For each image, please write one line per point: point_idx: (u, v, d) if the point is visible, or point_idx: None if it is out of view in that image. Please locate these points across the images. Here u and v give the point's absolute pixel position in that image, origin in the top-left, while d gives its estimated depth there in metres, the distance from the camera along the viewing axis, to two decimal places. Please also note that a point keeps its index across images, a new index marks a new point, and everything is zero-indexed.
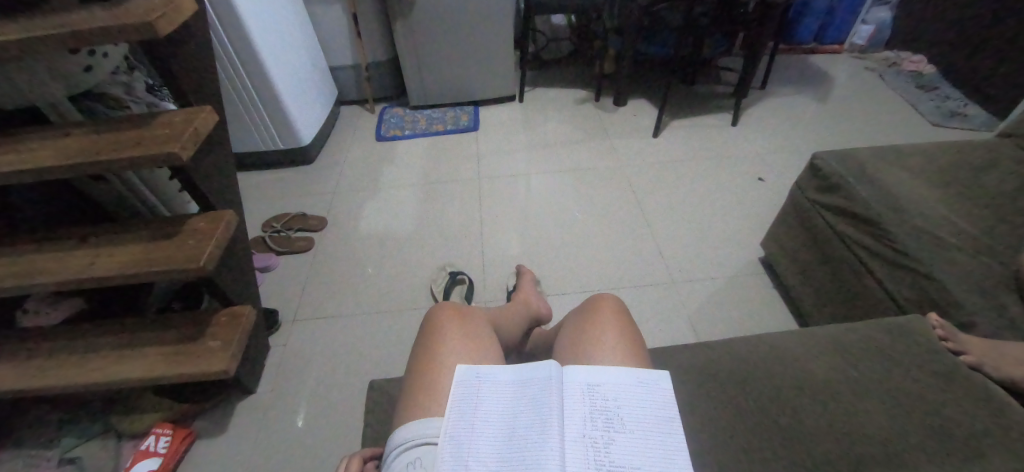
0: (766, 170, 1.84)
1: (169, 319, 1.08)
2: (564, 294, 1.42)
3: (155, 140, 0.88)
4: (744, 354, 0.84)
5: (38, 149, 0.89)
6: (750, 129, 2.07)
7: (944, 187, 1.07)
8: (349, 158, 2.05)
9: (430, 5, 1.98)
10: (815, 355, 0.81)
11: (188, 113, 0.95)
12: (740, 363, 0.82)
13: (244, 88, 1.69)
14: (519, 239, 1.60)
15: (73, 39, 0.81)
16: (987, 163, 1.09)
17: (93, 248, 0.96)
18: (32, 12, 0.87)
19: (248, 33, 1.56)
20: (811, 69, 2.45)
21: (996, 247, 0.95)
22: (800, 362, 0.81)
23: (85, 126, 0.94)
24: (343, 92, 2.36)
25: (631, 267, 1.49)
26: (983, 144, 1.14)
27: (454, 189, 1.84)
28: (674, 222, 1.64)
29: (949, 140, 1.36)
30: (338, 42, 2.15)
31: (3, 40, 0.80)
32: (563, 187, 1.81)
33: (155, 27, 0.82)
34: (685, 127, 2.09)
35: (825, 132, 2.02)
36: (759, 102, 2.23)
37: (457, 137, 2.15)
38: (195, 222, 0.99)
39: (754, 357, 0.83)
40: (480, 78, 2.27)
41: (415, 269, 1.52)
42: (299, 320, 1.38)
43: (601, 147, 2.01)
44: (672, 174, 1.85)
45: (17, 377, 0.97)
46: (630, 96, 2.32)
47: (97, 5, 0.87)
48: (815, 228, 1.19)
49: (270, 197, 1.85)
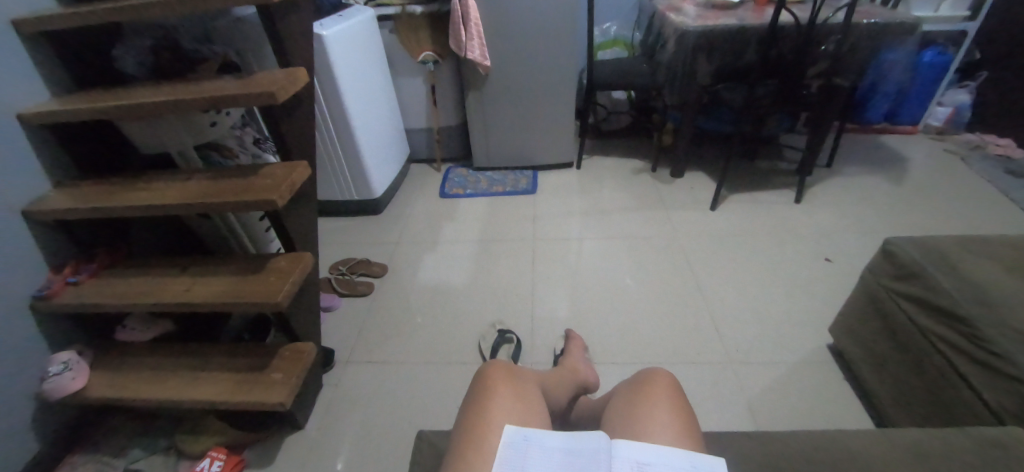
0: (833, 251, 1.76)
1: (239, 348, 1.16)
2: (614, 364, 1.38)
3: (259, 188, 1.01)
4: (813, 452, 0.78)
5: (164, 188, 1.04)
6: (816, 208, 2.00)
7: None
8: (413, 212, 2.18)
9: (502, 79, 2.17)
10: (893, 460, 0.74)
11: (287, 167, 1.08)
12: (809, 462, 0.76)
13: (333, 144, 1.88)
14: (568, 302, 1.61)
15: (208, 102, 0.96)
16: None
17: (191, 277, 1.08)
18: (182, 81, 1.06)
19: (342, 98, 1.75)
20: (882, 150, 2.38)
21: None
22: (875, 466, 0.74)
23: (204, 172, 1.09)
24: (414, 151, 2.56)
25: (683, 341, 1.44)
26: None
27: (509, 248, 1.89)
28: (731, 298, 1.59)
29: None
30: (415, 108, 2.37)
31: (156, 100, 0.97)
32: (617, 253, 1.82)
33: (274, 96, 0.96)
34: (745, 202, 2.07)
35: (902, 216, 1.92)
36: (825, 181, 2.18)
37: (515, 199, 2.23)
38: (279, 261, 1.09)
39: (824, 456, 0.77)
40: (542, 145, 2.38)
41: (466, 323, 1.55)
42: (352, 362, 1.43)
43: (657, 217, 2.02)
44: (731, 248, 1.81)
45: (107, 386, 1.07)
46: (687, 169, 2.35)
47: (231, 77, 1.05)
48: (893, 320, 1.12)
49: (338, 242, 1.99)
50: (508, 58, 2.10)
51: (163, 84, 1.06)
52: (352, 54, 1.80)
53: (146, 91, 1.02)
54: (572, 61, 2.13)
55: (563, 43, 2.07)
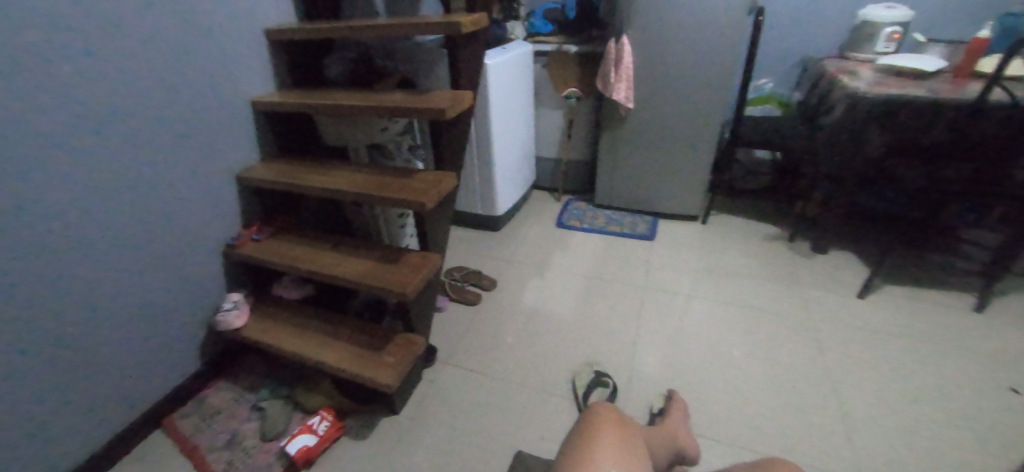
0: (1020, 381, 1.42)
1: (362, 325, 1.31)
2: (714, 440, 1.25)
3: (411, 189, 1.16)
4: None
5: (338, 176, 1.25)
6: (1002, 323, 1.65)
7: None
8: (530, 234, 2.26)
9: (640, 123, 2.18)
10: None
11: (438, 175, 1.24)
12: None
13: (470, 158, 2.02)
14: (675, 363, 1.50)
15: (389, 110, 1.15)
16: None
17: (340, 254, 1.26)
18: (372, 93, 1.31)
19: (491, 112, 1.88)
20: None
21: None
22: None
23: (370, 169, 1.29)
24: (540, 178, 2.66)
25: (797, 435, 1.27)
26: None
27: (618, 291, 1.85)
28: (869, 401, 1.37)
29: None
30: (550, 138, 2.49)
31: (352, 105, 1.18)
32: (737, 322, 1.68)
33: (443, 112, 1.11)
34: (899, 296, 1.79)
35: None
36: (1018, 292, 1.79)
37: (631, 242, 2.19)
38: (410, 257, 1.24)
39: None
40: (668, 192, 2.31)
41: (562, 354, 1.54)
42: (451, 364, 1.50)
43: (788, 292, 1.83)
44: (872, 347, 1.56)
45: (257, 329, 1.28)
46: (834, 246, 2.09)
47: (409, 93, 1.25)
48: None
49: (457, 250, 2.13)
50: (650, 100, 2.11)
51: (358, 93, 1.30)
52: (508, 82, 1.96)
53: (346, 97, 1.26)
54: (718, 113, 2.05)
55: (713, 94, 2.02)
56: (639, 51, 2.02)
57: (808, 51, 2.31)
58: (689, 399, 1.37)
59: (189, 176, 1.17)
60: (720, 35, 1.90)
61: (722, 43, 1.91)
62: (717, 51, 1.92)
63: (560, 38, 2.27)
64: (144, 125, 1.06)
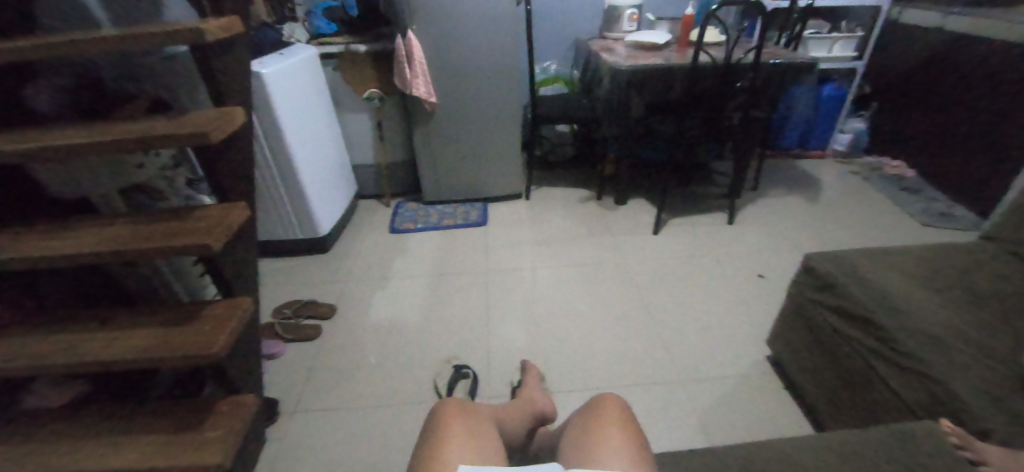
0: (765, 269, 1.88)
1: (169, 405, 1.09)
2: (570, 392, 1.38)
3: (191, 232, 0.99)
4: (742, 450, 0.80)
5: (84, 236, 0.99)
6: (748, 229, 2.15)
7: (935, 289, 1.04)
8: (362, 247, 2.15)
9: (447, 115, 2.22)
10: (806, 444, 0.80)
11: (225, 209, 1.07)
12: (739, 452, 0.80)
13: (273, 180, 1.81)
14: (526, 334, 1.60)
15: (136, 143, 0.95)
16: (971, 264, 1.10)
17: (113, 330, 1.02)
18: (109, 126, 1.07)
19: (283, 126, 1.71)
20: (800, 174, 2.58)
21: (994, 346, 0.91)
22: (788, 448, 0.79)
23: (131, 218, 1.06)
24: (361, 187, 2.54)
25: (632, 363, 1.47)
26: (956, 244, 1.17)
27: (463, 281, 1.89)
28: (676, 316, 1.65)
29: (929, 242, 1.41)
30: (361, 144, 2.38)
31: (81, 144, 0.94)
32: (570, 281, 1.86)
33: (210, 136, 0.96)
34: (682, 226, 2.19)
35: (823, 233, 2.08)
36: (752, 203, 2.34)
37: (465, 231, 2.24)
38: (213, 309, 1.06)
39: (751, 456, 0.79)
40: (489, 177, 2.42)
41: (420, 360, 1.51)
42: (300, 410, 1.36)
43: (604, 243, 2.09)
44: (672, 272, 1.89)
45: (7, 458, 0.96)
46: (630, 196, 2.45)
47: (162, 119, 1.05)
48: (820, 331, 1.17)
49: (284, 283, 1.91)
50: (450, 93, 2.16)
51: (88, 129, 1.05)
52: (296, 91, 1.79)
53: (69, 136, 1.00)
54: (514, 97, 2.20)
55: (505, 80, 2.16)
56: (429, 45, 2.04)
57: (576, 32, 2.62)
58: (542, 363, 1.48)
59: None
60: (499, 24, 2.02)
61: (502, 31, 2.04)
62: (499, 39, 2.05)
63: (346, 39, 2.16)
64: None
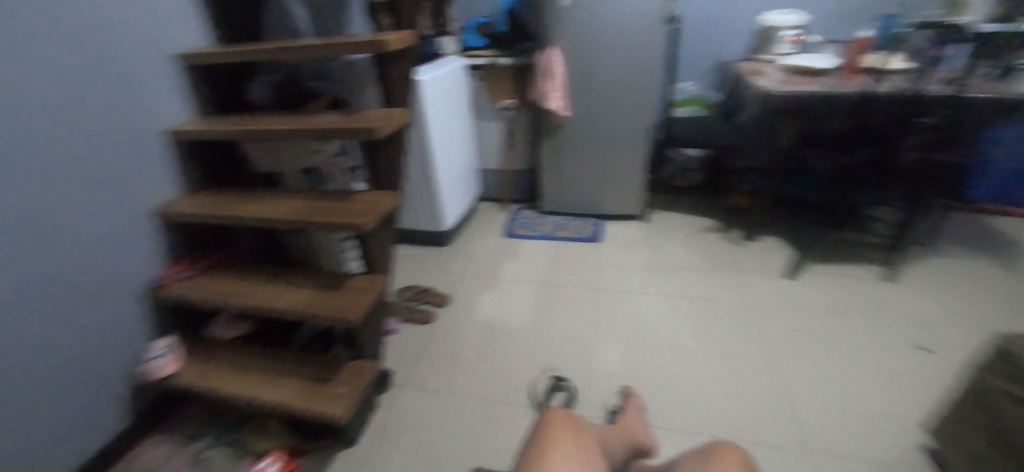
0: (928, 339, 1.58)
1: (309, 357, 1.25)
2: (670, 429, 1.30)
3: (348, 212, 1.13)
4: None
5: (270, 204, 1.20)
6: (908, 288, 1.84)
7: None
8: (479, 247, 2.26)
9: (577, 129, 2.25)
10: None
11: (376, 195, 1.21)
12: None
13: (412, 174, 2.00)
14: (628, 359, 1.55)
15: (320, 132, 1.12)
16: None
17: (278, 286, 1.21)
18: (299, 115, 1.27)
19: (428, 127, 1.88)
20: (990, 233, 2.13)
21: None
22: None
23: (306, 194, 1.24)
24: (485, 190, 2.68)
25: (743, 413, 1.34)
26: None
27: (569, 295, 1.89)
28: (804, 373, 1.47)
29: None
30: (492, 150, 2.52)
31: (279, 128, 1.14)
32: (682, 312, 1.76)
33: (376, 131, 1.09)
34: (822, 274, 1.94)
35: (1015, 309, 1.69)
36: (919, 260, 1.99)
37: (579, 245, 2.24)
38: (354, 281, 1.20)
39: None
40: (608, 195, 2.39)
41: (520, 363, 1.55)
42: (407, 386, 1.47)
43: (725, 279, 1.95)
44: (802, 323, 1.69)
45: (193, 373, 1.19)
46: (762, 233, 2.24)
47: (341, 114, 1.23)
48: (1004, 423, 0.96)
49: (406, 270, 2.09)
50: (583, 108, 2.19)
51: (285, 117, 1.26)
52: (444, 97, 1.96)
53: (272, 121, 1.22)
54: (648, 116, 2.15)
55: (641, 99, 2.12)
56: (568, 61, 2.09)
57: (723, 55, 2.49)
58: (642, 394, 1.41)
59: (104, 215, 1.08)
60: (643, 43, 2.00)
61: (644, 50, 2.01)
62: (641, 57, 2.03)
63: (492, 51, 2.31)
64: (97, 159, 1.05)
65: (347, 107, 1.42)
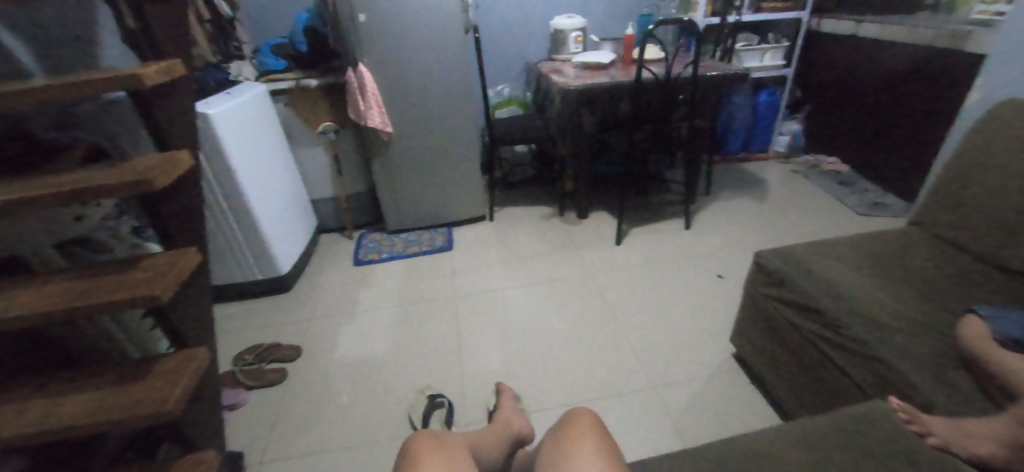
0: (722, 269, 1.95)
1: (121, 470, 1.01)
2: (546, 410, 1.38)
3: (136, 284, 0.94)
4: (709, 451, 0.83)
5: (16, 297, 0.93)
6: (703, 231, 2.23)
7: (868, 274, 1.13)
8: (325, 283, 2.09)
9: (404, 143, 2.22)
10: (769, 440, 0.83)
11: (172, 256, 1.03)
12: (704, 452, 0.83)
13: (224, 221, 1.75)
14: (498, 356, 1.59)
15: (73, 194, 0.91)
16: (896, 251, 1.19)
17: (53, 396, 0.95)
18: (40, 177, 1.01)
19: (232, 165, 1.66)
20: (747, 176, 2.71)
21: (927, 324, 0.99)
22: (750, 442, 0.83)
23: (71, 273, 1.00)
24: (321, 222, 2.49)
25: (604, 374, 1.48)
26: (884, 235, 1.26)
27: (430, 309, 1.86)
28: (645, 324, 1.69)
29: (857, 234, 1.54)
30: (319, 178, 2.34)
31: (8, 199, 0.89)
32: (538, 298, 1.87)
33: (153, 182, 0.92)
34: (642, 235, 2.25)
35: (772, 231, 2.18)
36: (707, 207, 2.44)
37: (431, 258, 2.23)
38: (164, 363, 1.01)
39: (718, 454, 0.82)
40: (450, 202, 2.42)
41: (393, 392, 1.48)
42: (267, 460, 1.29)
43: (569, 258, 2.13)
44: (634, 281, 1.93)
45: None
46: (591, 210, 2.51)
47: (102, 168, 1.01)
48: (776, 322, 1.23)
49: (243, 328, 1.83)
50: (406, 121, 2.17)
51: (16, 183, 0.99)
52: (245, 130, 1.75)
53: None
54: (470, 120, 2.23)
55: (459, 105, 2.19)
56: (380, 76, 2.05)
57: (525, 56, 2.70)
58: (516, 385, 1.46)
59: None
60: (448, 52, 2.06)
61: (453, 59, 2.07)
62: (450, 66, 2.09)
63: (295, 74, 2.15)
64: None
65: (112, 158, 1.17)
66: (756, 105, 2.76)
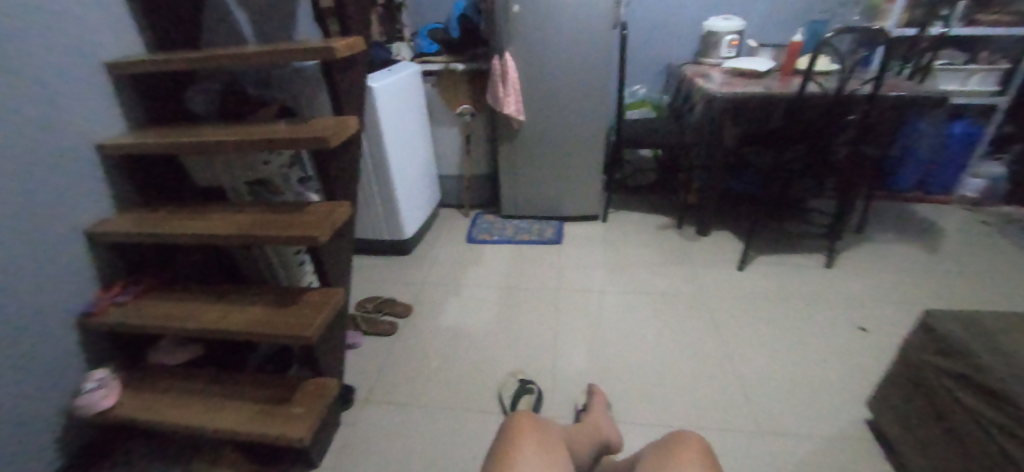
0: (864, 319, 1.70)
1: (264, 378, 1.20)
2: (634, 423, 1.33)
3: (301, 225, 1.09)
4: None
5: (216, 220, 1.14)
6: (846, 273, 1.96)
7: None
8: (440, 254, 2.24)
9: (533, 133, 2.27)
10: None
11: (329, 207, 1.18)
12: None
13: (368, 183, 1.96)
14: (593, 357, 1.57)
15: (268, 143, 1.08)
16: None
17: (227, 305, 1.15)
18: (245, 125, 1.22)
19: (383, 135, 1.85)
20: (916, 219, 2.31)
21: None
22: None
23: (254, 207, 1.19)
24: (445, 197, 2.66)
25: (703, 402, 1.39)
26: None
27: (532, 297, 1.90)
28: (758, 360, 1.54)
29: None
30: (450, 156, 2.50)
31: (223, 140, 1.09)
32: (642, 308, 1.81)
33: (327, 140, 1.06)
34: (770, 264, 2.05)
35: (940, 288, 1.84)
36: (856, 246, 2.13)
37: (540, 248, 2.26)
38: (309, 296, 1.17)
39: None
40: (567, 197, 2.43)
41: (487, 368, 1.54)
42: (371, 401, 1.43)
43: (682, 274, 2.01)
44: (753, 312, 1.77)
45: (135, 405, 1.11)
46: (714, 228, 2.34)
47: (290, 123, 1.19)
48: (934, 394, 1.04)
49: (366, 281, 2.04)
50: (539, 112, 2.21)
51: (229, 128, 1.21)
52: (398, 104, 1.93)
53: (215, 132, 1.16)
54: (602, 118, 2.21)
55: (594, 101, 2.17)
56: (522, 66, 2.11)
57: (671, 58, 2.58)
58: (607, 391, 1.44)
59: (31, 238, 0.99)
60: (593, 47, 2.05)
61: (596, 55, 2.06)
62: (593, 62, 2.08)
63: (446, 57, 2.30)
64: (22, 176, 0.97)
65: (296, 116, 1.37)
66: (945, 137, 2.33)
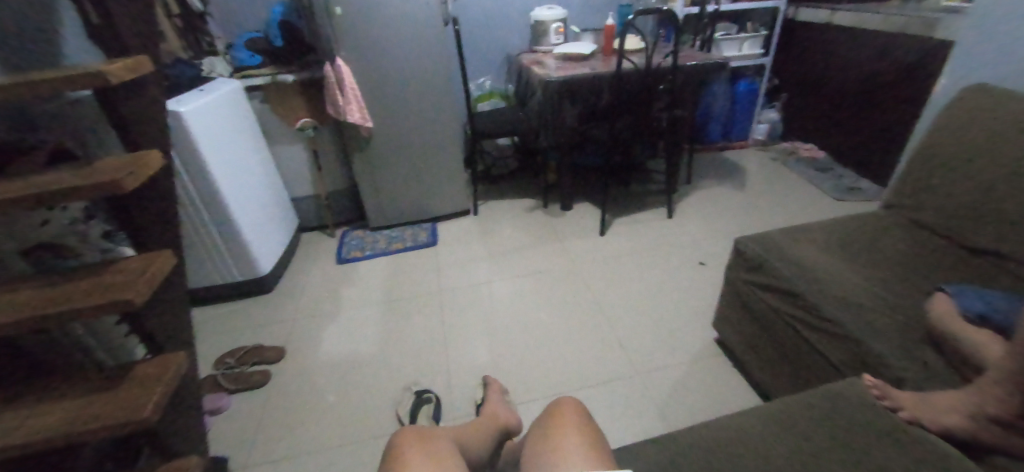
0: (704, 256, 1.98)
1: None
2: (532, 401, 1.39)
3: (109, 288, 0.91)
4: (694, 440, 0.85)
5: None
6: (685, 219, 2.26)
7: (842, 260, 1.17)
8: (308, 282, 2.07)
9: (384, 138, 2.19)
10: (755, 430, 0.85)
11: (144, 259, 1.00)
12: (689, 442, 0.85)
13: (200, 221, 1.71)
14: (485, 349, 1.59)
15: (38, 198, 0.87)
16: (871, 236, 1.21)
17: (23, 406, 0.91)
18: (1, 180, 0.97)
19: (207, 165, 1.62)
20: (728, 164, 2.75)
21: (893, 303, 1.05)
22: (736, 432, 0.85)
23: (37, 279, 0.96)
24: (303, 220, 2.44)
25: (590, 364, 1.50)
26: (860, 220, 1.29)
27: (415, 305, 1.85)
28: (628, 312, 1.71)
29: (833, 218, 1.57)
30: (299, 176, 2.31)
31: None
32: (523, 290, 1.88)
33: (121, 184, 0.89)
34: (625, 224, 2.27)
35: (752, 218, 2.22)
36: (688, 195, 2.46)
37: (416, 253, 2.21)
38: (140, 368, 0.98)
39: (704, 444, 0.84)
40: (433, 197, 2.40)
41: (380, 390, 1.47)
42: (254, 462, 1.28)
43: (553, 249, 2.13)
44: (618, 270, 1.95)
45: None
46: (574, 201, 2.51)
47: (68, 170, 0.97)
48: (757, 308, 1.24)
49: (224, 331, 1.80)
50: (385, 117, 2.14)
51: None
52: (220, 127, 1.71)
53: None
54: (450, 114, 2.21)
55: (439, 98, 2.16)
56: (357, 71, 2.01)
57: (506, 48, 2.68)
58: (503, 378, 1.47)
59: None
60: (427, 45, 2.03)
61: (432, 52, 2.05)
62: (429, 59, 2.06)
63: (270, 69, 2.09)
64: None
65: (79, 160, 1.13)
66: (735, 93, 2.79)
